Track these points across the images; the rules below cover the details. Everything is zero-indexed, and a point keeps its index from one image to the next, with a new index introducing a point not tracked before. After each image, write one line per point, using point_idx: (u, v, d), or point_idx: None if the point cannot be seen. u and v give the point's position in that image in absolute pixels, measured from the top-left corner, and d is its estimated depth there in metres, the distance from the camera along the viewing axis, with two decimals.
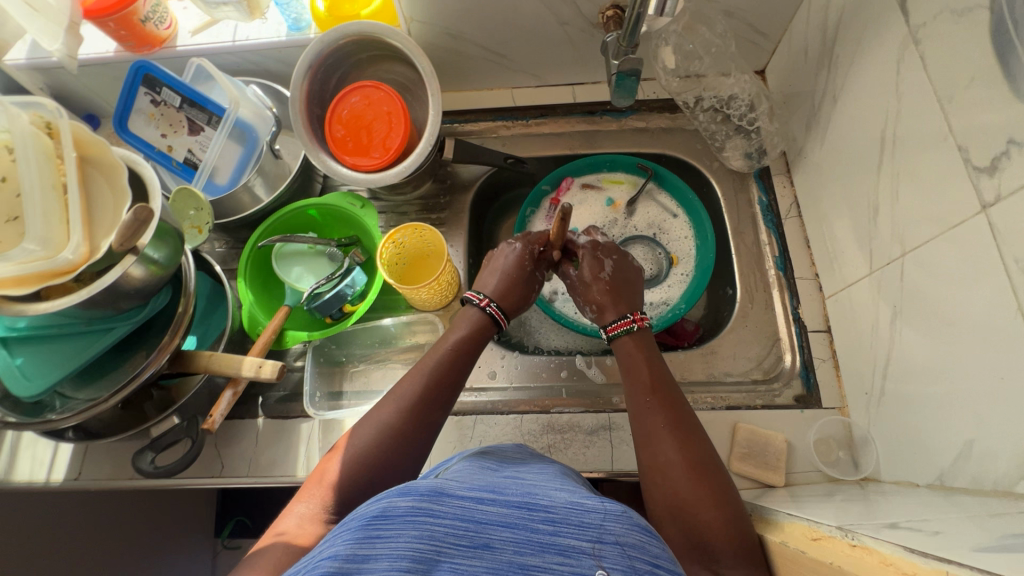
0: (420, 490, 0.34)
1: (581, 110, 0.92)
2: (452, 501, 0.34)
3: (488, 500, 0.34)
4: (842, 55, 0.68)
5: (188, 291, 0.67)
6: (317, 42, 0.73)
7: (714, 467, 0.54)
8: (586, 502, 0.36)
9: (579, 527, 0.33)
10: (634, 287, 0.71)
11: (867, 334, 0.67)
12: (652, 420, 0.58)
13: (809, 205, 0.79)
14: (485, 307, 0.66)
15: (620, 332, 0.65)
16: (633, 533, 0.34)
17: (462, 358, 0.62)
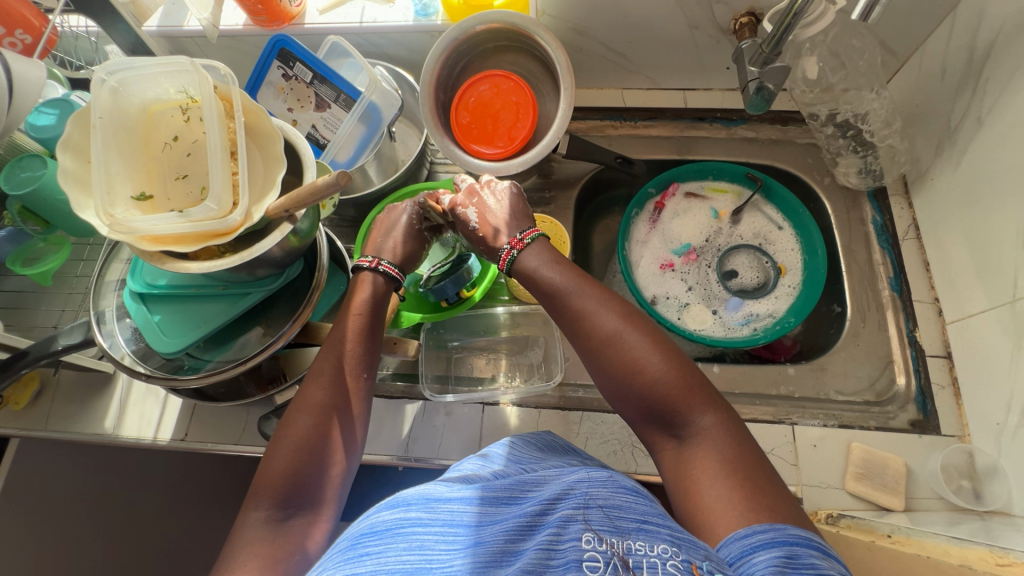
0: (404, 503, 0.40)
1: (691, 115, 0.92)
2: (438, 509, 0.40)
3: (473, 499, 0.41)
4: (992, 79, 0.67)
5: (321, 265, 0.67)
6: (455, 27, 0.74)
7: (643, 328, 0.55)
8: (572, 478, 0.43)
9: (560, 499, 0.41)
10: (508, 213, 0.65)
11: (1000, 364, 0.65)
12: (579, 303, 0.57)
13: (931, 227, 0.78)
14: (376, 267, 0.64)
15: (506, 265, 0.63)
16: (617, 495, 0.41)
17: (371, 319, 0.61)
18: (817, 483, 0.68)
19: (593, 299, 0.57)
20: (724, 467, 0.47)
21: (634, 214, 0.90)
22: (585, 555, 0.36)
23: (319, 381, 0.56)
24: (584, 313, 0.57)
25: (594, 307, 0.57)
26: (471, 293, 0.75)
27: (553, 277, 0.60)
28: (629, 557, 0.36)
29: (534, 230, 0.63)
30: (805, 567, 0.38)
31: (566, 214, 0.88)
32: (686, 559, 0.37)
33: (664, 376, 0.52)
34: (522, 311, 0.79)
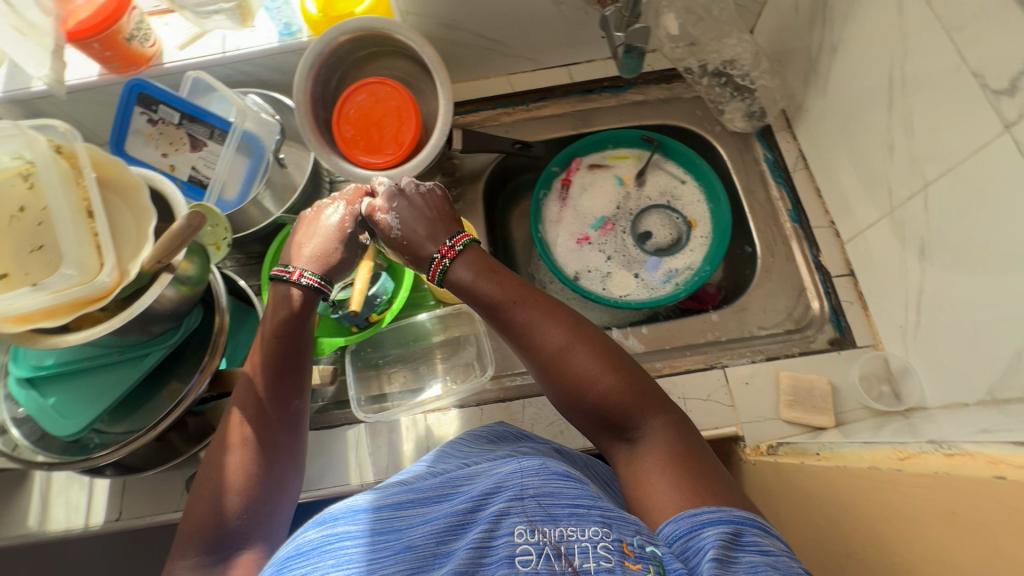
0: (333, 518, 0.39)
1: (579, 89, 0.93)
2: (370, 519, 0.39)
3: (403, 504, 0.41)
4: (835, 6, 0.71)
5: (222, 307, 0.65)
6: (317, 41, 0.72)
7: (591, 338, 0.55)
8: (505, 469, 0.43)
9: (493, 494, 0.41)
10: (432, 218, 0.63)
11: (895, 270, 0.69)
12: (523, 318, 0.56)
13: (816, 155, 0.82)
14: (300, 279, 0.60)
15: (438, 275, 0.60)
16: (549, 481, 0.41)
17: (294, 346, 0.59)
18: (755, 418, 0.70)
19: (536, 311, 0.56)
20: (671, 462, 0.48)
21: (543, 195, 0.90)
22: (518, 550, 0.36)
23: (241, 419, 0.55)
24: (529, 327, 0.56)
25: (537, 322, 0.56)
26: (381, 317, 0.72)
27: (492, 292, 0.58)
28: (561, 544, 0.37)
29: (464, 235, 0.62)
30: (749, 544, 0.40)
31: (476, 208, 0.88)
32: (618, 538, 0.38)
33: (613, 386, 0.52)
34: (447, 312, 0.79)
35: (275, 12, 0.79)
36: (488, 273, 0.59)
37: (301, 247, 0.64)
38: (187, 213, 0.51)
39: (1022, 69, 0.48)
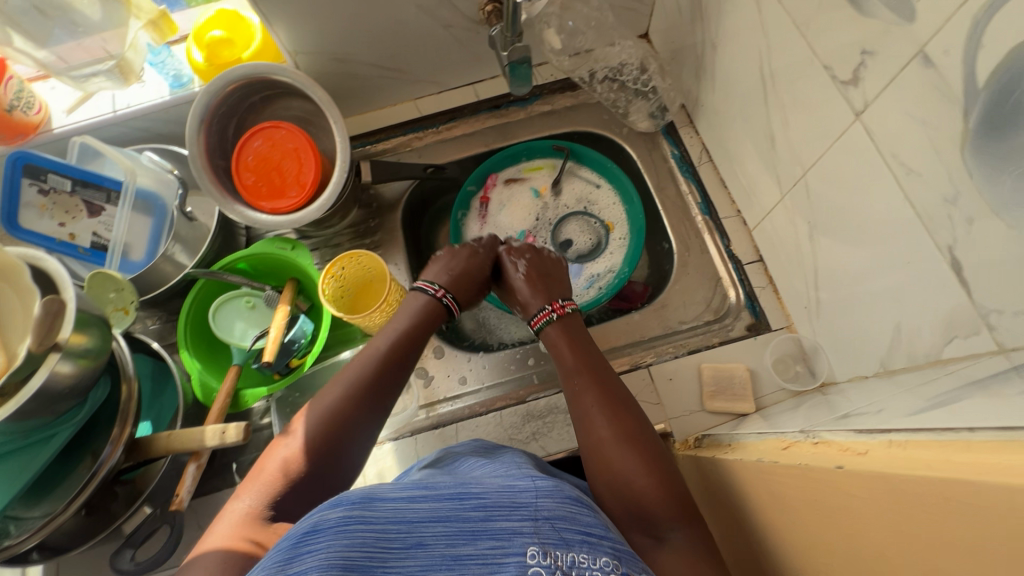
0: (351, 500, 0.38)
1: (488, 105, 0.94)
2: (383, 505, 0.39)
3: (419, 497, 0.40)
4: (709, 5, 0.73)
5: (130, 375, 0.65)
6: (203, 93, 0.71)
7: (642, 437, 0.58)
8: (518, 486, 0.43)
9: (511, 509, 0.41)
10: (556, 279, 0.76)
11: (794, 253, 0.71)
12: (585, 403, 0.62)
13: (718, 148, 0.84)
14: (441, 298, 0.69)
15: (543, 323, 0.71)
16: (563, 507, 0.42)
17: (395, 368, 0.62)
18: (681, 412, 0.72)
19: (599, 395, 0.62)
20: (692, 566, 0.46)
21: (462, 216, 0.92)
22: (529, 570, 0.37)
23: (340, 389, 0.58)
24: (586, 408, 0.61)
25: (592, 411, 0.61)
26: (301, 361, 0.73)
27: (569, 367, 0.66)
28: (572, 570, 0.38)
29: (571, 302, 0.73)
30: None
31: (396, 237, 0.88)
32: (625, 571, 0.39)
33: (650, 488, 0.53)
34: (374, 346, 0.78)
35: (161, 66, 0.77)
36: (580, 356, 0.66)
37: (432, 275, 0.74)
38: (46, 300, 0.54)
39: (861, 60, 0.51)
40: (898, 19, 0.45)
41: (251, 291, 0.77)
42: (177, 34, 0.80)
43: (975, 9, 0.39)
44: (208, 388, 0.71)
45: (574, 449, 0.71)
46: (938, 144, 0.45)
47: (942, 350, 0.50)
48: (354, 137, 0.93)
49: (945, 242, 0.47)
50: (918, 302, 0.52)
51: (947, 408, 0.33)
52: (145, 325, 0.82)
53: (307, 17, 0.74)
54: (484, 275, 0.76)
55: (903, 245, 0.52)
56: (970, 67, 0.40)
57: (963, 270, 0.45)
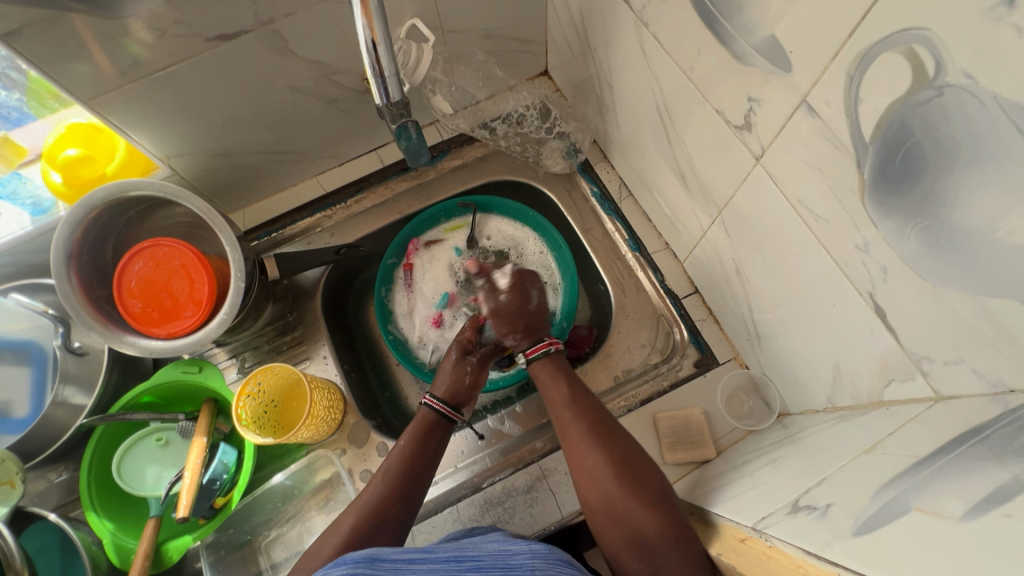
0: (352, 560, 0.38)
1: (395, 170, 0.89)
2: (385, 564, 0.38)
3: (420, 558, 0.40)
4: (598, 45, 0.71)
5: (19, 564, 0.56)
6: (63, 224, 0.63)
7: (628, 453, 0.58)
8: (511, 548, 0.42)
9: (505, 569, 0.40)
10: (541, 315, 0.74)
11: (725, 286, 0.69)
12: (572, 433, 0.61)
13: (635, 182, 0.82)
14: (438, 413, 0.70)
15: (539, 353, 0.70)
16: (555, 565, 0.41)
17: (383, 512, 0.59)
18: None
19: (579, 414, 0.62)
20: None
21: (387, 292, 0.87)
22: None
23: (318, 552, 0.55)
24: (568, 422, 0.62)
25: (581, 439, 0.60)
26: (228, 498, 0.68)
27: (557, 401, 0.65)
28: None
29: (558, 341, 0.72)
30: None
31: (319, 328, 0.82)
32: None
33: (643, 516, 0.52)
34: (313, 457, 0.71)
35: (15, 197, 0.70)
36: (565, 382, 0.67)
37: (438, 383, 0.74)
38: None
39: (749, 106, 0.48)
40: (776, 68, 0.43)
41: (161, 427, 0.70)
42: (28, 156, 0.73)
43: (847, 61, 0.36)
44: (125, 551, 0.64)
45: (539, 533, 0.66)
46: (838, 193, 0.42)
47: (882, 392, 0.48)
48: (256, 228, 0.86)
49: (865, 287, 0.44)
50: (851, 343, 0.49)
51: (889, 518, 0.30)
52: (49, 478, 0.71)
53: (170, 121, 0.67)
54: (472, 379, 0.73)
55: (826, 286, 0.49)
56: (855, 119, 0.38)
57: (888, 315, 0.43)
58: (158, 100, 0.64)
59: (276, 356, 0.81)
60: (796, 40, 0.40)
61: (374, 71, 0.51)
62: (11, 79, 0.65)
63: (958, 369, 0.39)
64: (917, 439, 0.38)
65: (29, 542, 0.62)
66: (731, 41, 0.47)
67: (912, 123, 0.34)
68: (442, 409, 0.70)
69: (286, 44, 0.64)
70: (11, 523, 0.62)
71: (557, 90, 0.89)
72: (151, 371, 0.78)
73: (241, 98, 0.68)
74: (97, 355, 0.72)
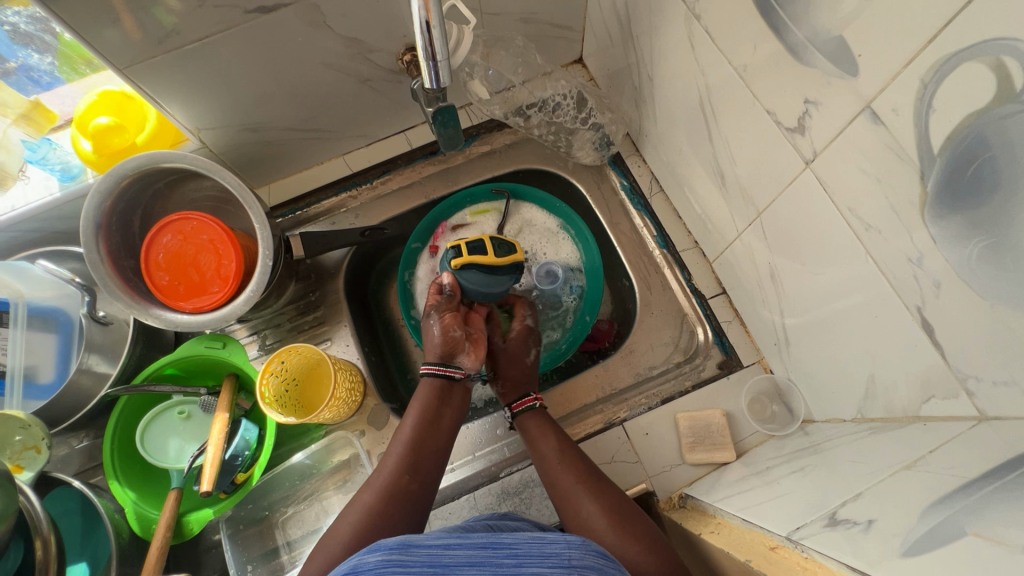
0: (388, 545, 0.37)
1: (422, 153, 0.88)
2: (421, 550, 0.37)
3: (455, 543, 0.38)
4: (641, 36, 0.69)
5: (46, 527, 0.57)
6: (94, 193, 0.63)
7: (605, 487, 0.61)
8: (547, 535, 0.39)
9: (542, 558, 0.37)
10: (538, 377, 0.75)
11: (755, 289, 0.68)
12: (546, 457, 0.64)
13: (665, 177, 0.81)
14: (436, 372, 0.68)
15: (523, 407, 0.69)
16: (590, 556, 0.38)
17: (400, 479, 0.60)
18: (661, 469, 0.69)
19: (557, 445, 0.64)
20: None
21: (410, 276, 0.87)
22: None
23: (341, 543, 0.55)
24: (546, 452, 0.64)
25: (555, 464, 0.63)
26: (249, 473, 0.69)
27: (534, 432, 0.67)
28: None
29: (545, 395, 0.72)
30: None
31: (341, 308, 0.82)
32: None
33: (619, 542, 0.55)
34: (332, 438, 0.71)
35: (43, 162, 0.69)
36: (544, 429, 0.67)
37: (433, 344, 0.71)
38: None
39: (805, 109, 0.47)
40: (840, 71, 0.41)
41: (183, 400, 0.71)
42: (57, 121, 0.72)
43: (923, 68, 0.35)
44: (145, 519, 0.65)
45: (556, 524, 0.67)
46: (896, 204, 0.41)
47: (920, 407, 0.47)
48: (281, 205, 0.86)
49: (913, 302, 0.43)
50: (891, 358, 0.48)
51: (939, 542, 0.30)
52: (71, 444, 0.72)
53: (205, 93, 0.66)
54: (457, 341, 0.72)
55: (869, 297, 0.48)
56: (923, 131, 0.37)
57: (935, 332, 0.42)
58: (194, 71, 0.62)
59: (297, 335, 0.81)
60: (865, 44, 0.38)
61: (426, 54, 0.50)
62: (44, 41, 0.64)
63: (1008, 391, 0.38)
64: (959, 460, 0.38)
65: (54, 505, 0.64)
66: (792, 40, 0.45)
67: (989, 136, 0.33)
68: (438, 371, 0.69)
69: (324, 20, 0.62)
70: (37, 487, 0.64)
71: (591, 79, 0.87)
72: (172, 344, 0.78)
73: (276, 73, 0.67)
74: (121, 325, 0.72)
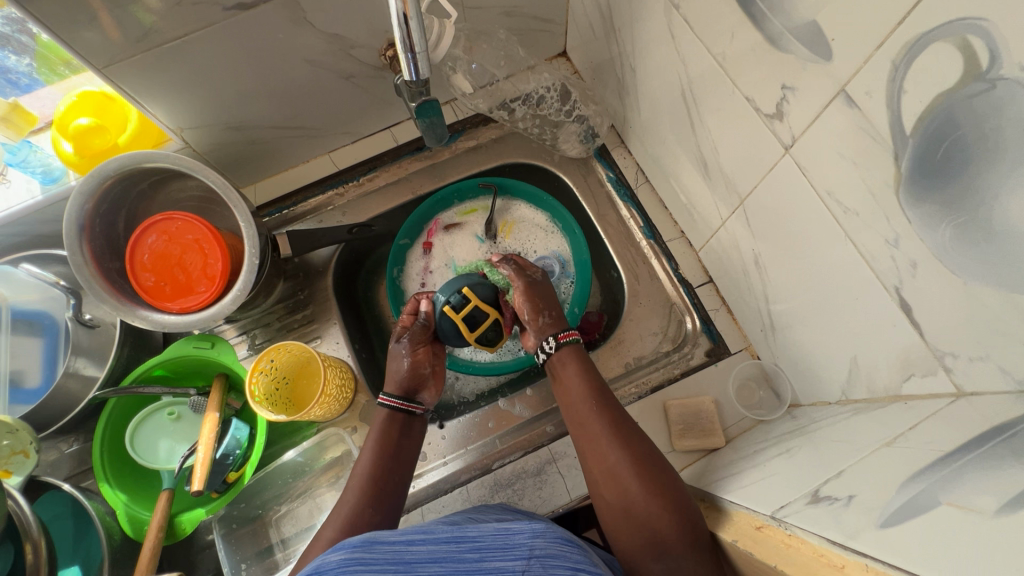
0: (349, 543, 0.33)
1: (408, 149, 0.88)
2: (384, 546, 0.34)
3: (418, 537, 0.35)
4: (622, 27, 0.70)
5: (36, 530, 0.56)
6: (75, 195, 0.62)
7: (632, 432, 0.60)
8: (512, 525, 0.38)
9: (505, 550, 0.36)
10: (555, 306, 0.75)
11: (741, 276, 0.69)
12: (575, 402, 0.64)
13: (651, 168, 0.81)
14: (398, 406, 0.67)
15: (570, 338, 0.69)
16: (553, 544, 0.37)
17: (365, 512, 0.58)
18: None
19: (589, 390, 0.64)
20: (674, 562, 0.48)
21: (400, 273, 0.87)
22: None
23: (334, 538, 0.55)
24: (576, 396, 0.64)
25: (582, 410, 0.63)
26: (241, 473, 0.69)
27: (567, 373, 0.67)
28: None
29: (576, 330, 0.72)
30: None
31: (330, 306, 0.82)
32: None
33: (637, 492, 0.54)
34: (324, 436, 0.72)
35: (24, 164, 0.68)
36: (578, 369, 0.66)
37: (399, 373, 0.70)
38: None
39: (782, 95, 0.48)
40: (815, 56, 0.42)
41: (173, 401, 0.71)
42: (37, 124, 0.71)
43: (893, 50, 0.36)
44: (138, 522, 0.65)
45: (548, 515, 0.67)
46: (872, 186, 0.42)
47: (901, 386, 0.48)
48: (268, 204, 0.86)
49: (892, 282, 0.44)
50: (872, 339, 0.49)
51: (916, 513, 0.31)
52: (60, 449, 0.71)
53: (187, 91, 0.65)
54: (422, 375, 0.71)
55: (849, 280, 0.49)
56: (895, 112, 0.37)
57: (913, 311, 0.43)
58: (174, 69, 0.62)
59: (287, 334, 0.81)
60: (839, 27, 0.39)
61: (405, 46, 0.50)
62: (21, 43, 0.63)
63: (984, 366, 0.39)
64: (938, 435, 0.38)
65: (43, 510, 0.63)
66: (768, 26, 0.46)
67: (958, 115, 0.33)
68: (396, 404, 0.67)
69: (305, 16, 0.62)
70: (25, 492, 0.63)
71: (575, 72, 0.88)
72: (161, 346, 0.78)
73: (258, 71, 0.67)
74: (108, 328, 0.71)
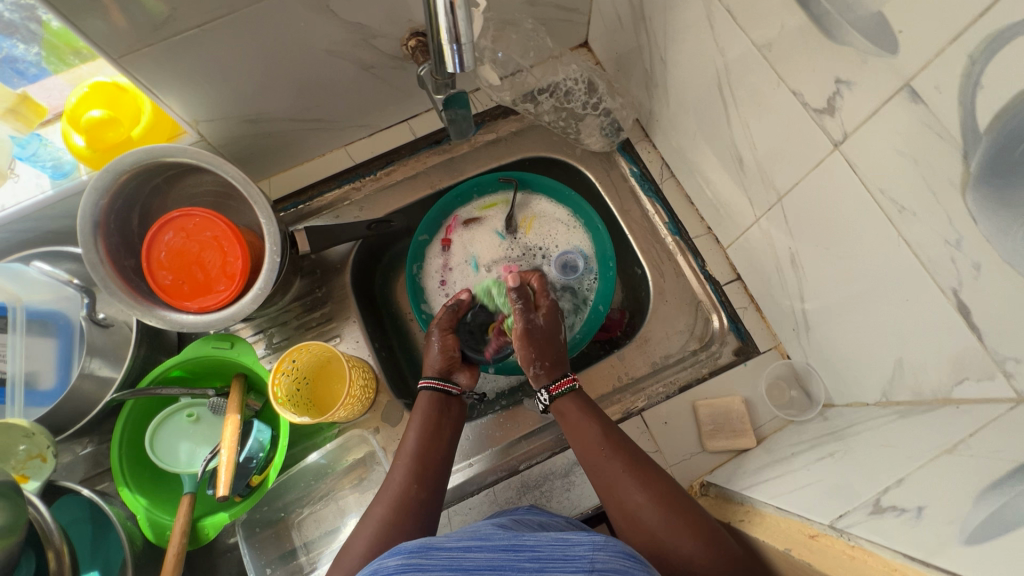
0: (408, 548, 0.36)
1: (426, 142, 0.86)
2: (441, 553, 0.36)
3: (475, 546, 0.38)
4: (654, 17, 0.67)
5: (58, 537, 0.55)
6: (89, 191, 0.60)
7: (650, 467, 0.58)
8: (570, 537, 0.38)
9: (564, 561, 0.36)
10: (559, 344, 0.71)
11: (773, 274, 0.67)
12: (585, 437, 0.61)
13: (677, 163, 0.80)
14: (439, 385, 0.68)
15: (563, 389, 0.65)
16: (616, 559, 0.36)
17: (413, 492, 0.58)
18: (681, 457, 0.68)
19: (598, 426, 0.62)
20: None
21: (419, 269, 0.86)
22: None
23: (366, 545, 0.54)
24: (585, 433, 0.61)
25: (592, 447, 0.60)
26: (264, 476, 0.67)
27: (570, 408, 0.64)
28: None
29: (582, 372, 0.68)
30: None
31: (349, 304, 0.80)
32: None
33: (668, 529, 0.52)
34: (346, 438, 0.70)
35: (34, 158, 0.66)
36: (581, 406, 0.64)
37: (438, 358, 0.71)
38: None
39: (835, 89, 0.46)
40: (878, 49, 0.40)
41: (192, 402, 0.69)
42: (47, 115, 0.69)
43: (972, 43, 0.34)
44: (159, 526, 0.64)
45: (577, 516, 0.66)
46: (934, 184, 0.40)
47: (951, 390, 0.47)
48: (283, 199, 0.84)
49: (949, 283, 0.43)
50: (921, 341, 0.48)
51: (1000, 529, 0.30)
52: (75, 451, 0.70)
53: (203, 82, 0.63)
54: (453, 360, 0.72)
55: (899, 280, 0.48)
56: (968, 109, 0.36)
57: (972, 314, 0.42)
58: (192, 60, 0.59)
59: (305, 333, 0.79)
60: (909, 18, 0.37)
61: (450, 35, 0.47)
62: (29, 31, 0.60)
63: None
64: (1004, 444, 0.37)
65: (62, 515, 0.61)
66: (824, 17, 0.44)
67: None
68: (438, 385, 0.68)
69: (328, 4, 0.60)
70: (43, 496, 0.61)
71: (598, 64, 0.86)
72: (175, 345, 0.76)
73: (277, 61, 0.64)
74: (122, 327, 0.69)
